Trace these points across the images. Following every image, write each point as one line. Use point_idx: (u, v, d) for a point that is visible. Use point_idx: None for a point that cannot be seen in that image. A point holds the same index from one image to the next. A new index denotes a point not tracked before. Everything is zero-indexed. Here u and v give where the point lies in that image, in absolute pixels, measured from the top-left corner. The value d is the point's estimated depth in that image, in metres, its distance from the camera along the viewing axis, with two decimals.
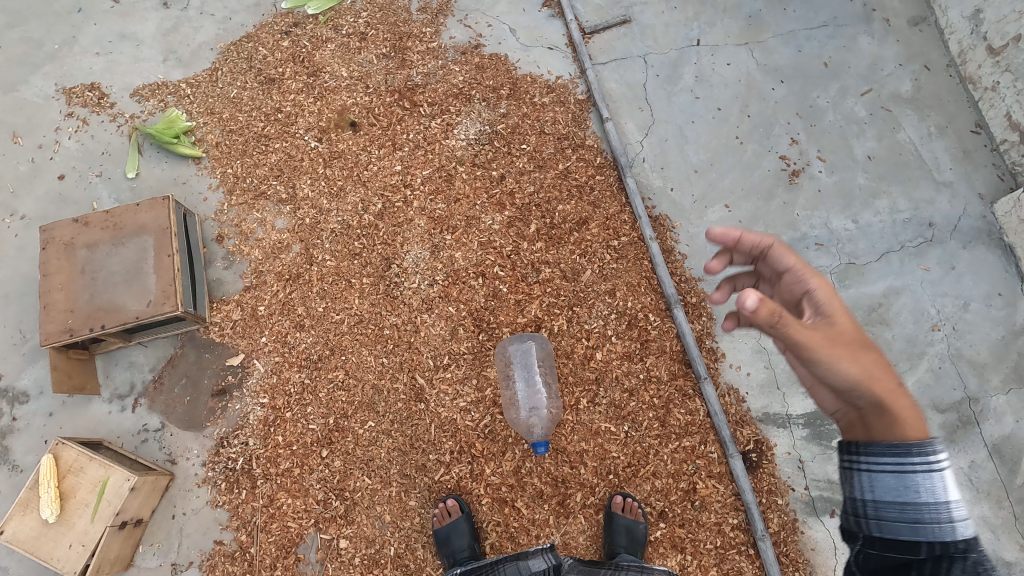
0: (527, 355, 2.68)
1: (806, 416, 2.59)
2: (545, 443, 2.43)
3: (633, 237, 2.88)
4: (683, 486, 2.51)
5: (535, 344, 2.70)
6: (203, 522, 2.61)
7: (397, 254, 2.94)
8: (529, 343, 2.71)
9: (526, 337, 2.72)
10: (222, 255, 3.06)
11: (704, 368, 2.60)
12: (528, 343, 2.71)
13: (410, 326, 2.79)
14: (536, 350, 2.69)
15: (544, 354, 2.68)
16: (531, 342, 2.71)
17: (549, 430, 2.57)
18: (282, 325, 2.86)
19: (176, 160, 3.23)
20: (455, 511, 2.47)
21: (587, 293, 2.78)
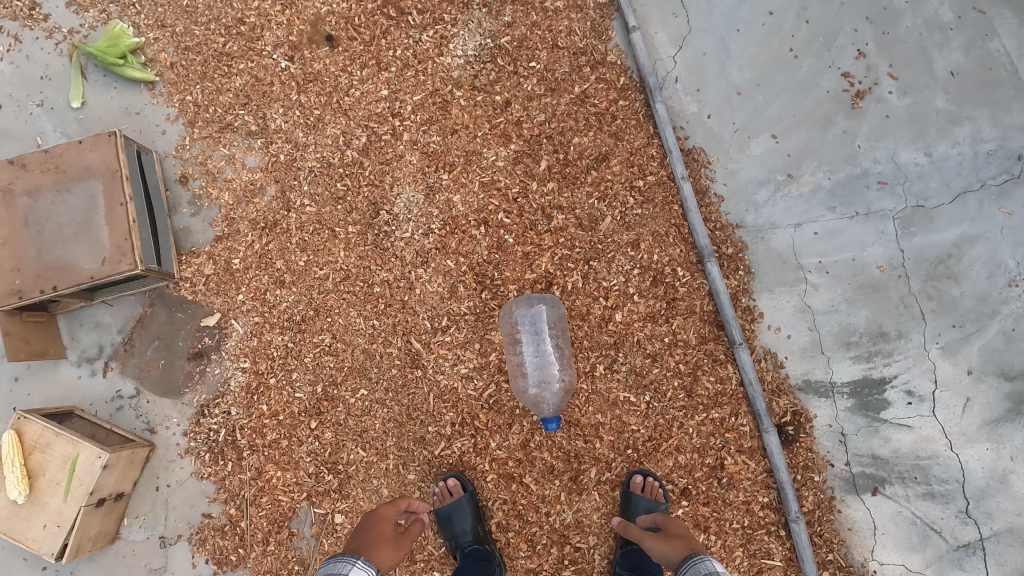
0: (537, 319, 2.36)
1: (852, 384, 2.30)
2: (557, 420, 2.16)
3: (661, 176, 2.45)
4: (709, 463, 2.26)
5: (548, 306, 2.37)
6: (189, 494, 2.44)
7: (387, 198, 2.55)
8: (540, 306, 2.37)
9: (537, 299, 2.38)
10: (188, 198, 2.67)
11: (739, 333, 2.27)
12: (539, 306, 2.37)
13: (404, 283, 2.46)
14: (548, 314, 2.36)
15: (558, 319, 2.36)
16: (543, 304, 2.37)
17: (562, 406, 2.29)
18: (260, 280, 2.53)
19: (127, 85, 2.75)
20: (456, 491, 2.26)
21: (605, 245, 2.40)
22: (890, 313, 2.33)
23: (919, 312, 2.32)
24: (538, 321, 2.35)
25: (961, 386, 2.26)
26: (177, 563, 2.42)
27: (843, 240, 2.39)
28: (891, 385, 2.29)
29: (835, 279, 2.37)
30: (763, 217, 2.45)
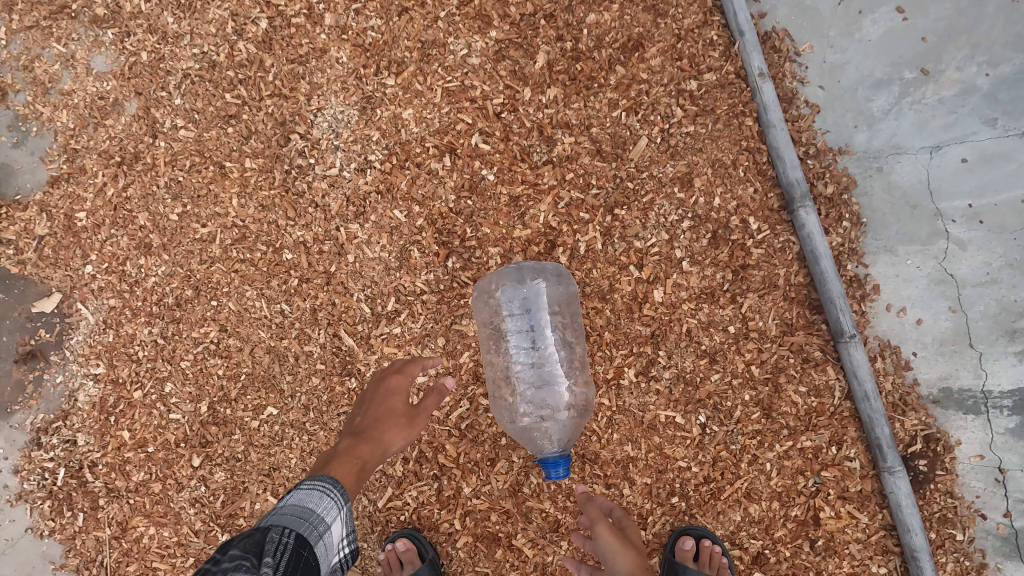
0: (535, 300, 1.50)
1: (1017, 395, 1.50)
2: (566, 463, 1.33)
3: (724, 73, 1.56)
4: (797, 516, 1.48)
5: (551, 281, 1.52)
6: (25, 559, 1.67)
7: (302, 116, 1.67)
8: (540, 278, 1.52)
9: (535, 271, 1.53)
10: (8, 121, 1.78)
11: (849, 321, 1.45)
12: (536, 279, 1.52)
13: (330, 247, 1.61)
14: (553, 292, 1.51)
15: (569, 300, 1.51)
16: (544, 277, 1.52)
17: (574, 437, 1.47)
18: (118, 244, 1.69)
19: None
20: (410, 561, 1.48)
21: (637, 183, 1.55)
22: None
23: None
24: (537, 301, 1.49)
25: None
26: None
27: (1009, 172, 1.53)
28: None
29: (993, 233, 1.53)
30: (881, 138, 1.58)
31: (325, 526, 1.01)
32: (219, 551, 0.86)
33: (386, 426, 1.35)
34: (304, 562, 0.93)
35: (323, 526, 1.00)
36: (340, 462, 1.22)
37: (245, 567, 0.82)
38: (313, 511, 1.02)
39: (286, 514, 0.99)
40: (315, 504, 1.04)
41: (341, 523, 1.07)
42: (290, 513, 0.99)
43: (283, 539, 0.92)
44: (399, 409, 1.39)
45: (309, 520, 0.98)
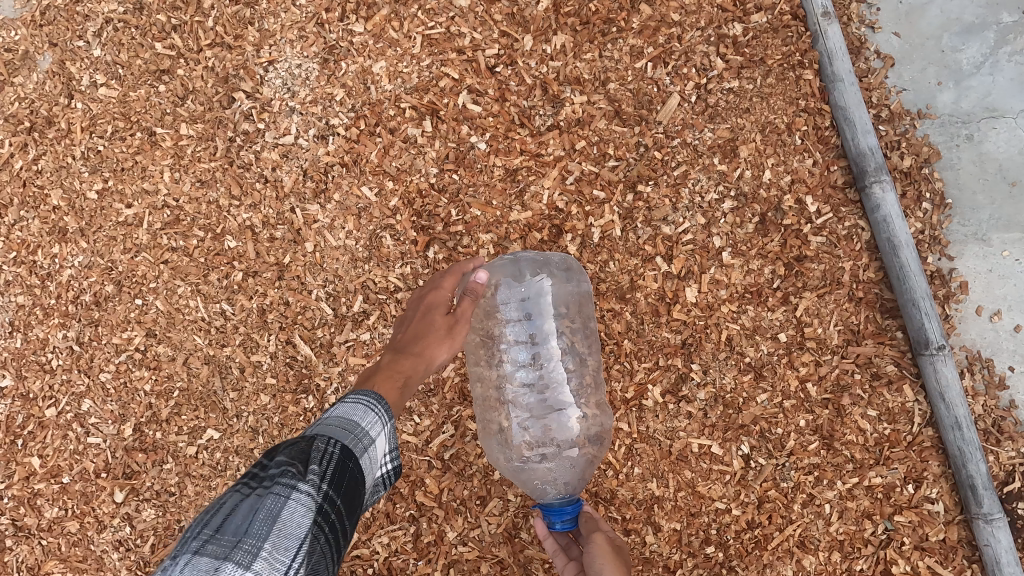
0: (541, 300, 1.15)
1: None
2: (574, 507, 1.01)
3: (775, 14, 1.24)
4: (864, 572, 1.18)
5: (559, 278, 1.19)
6: None
7: (249, 70, 1.35)
8: (544, 271, 1.18)
9: (536, 264, 1.18)
10: None
11: (939, 329, 1.14)
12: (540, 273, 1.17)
13: (284, 232, 1.30)
14: (561, 292, 1.17)
15: (578, 301, 1.20)
16: (550, 272, 1.18)
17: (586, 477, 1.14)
18: (26, 229, 1.38)
19: None
20: None
21: (666, 154, 1.23)
22: None
23: None
24: (543, 301, 1.14)
25: None
26: None
27: None
28: None
29: None
30: (971, 98, 1.26)
31: (376, 439, 0.77)
32: (265, 456, 0.69)
33: (420, 340, 1.02)
34: (354, 477, 0.72)
35: (372, 438, 0.76)
36: (367, 386, 0.94)
37: (288, 475, 0.64)
38: (360, 420, 0.77)
39: (329, 421, 0.75)
40: (366, 409, 0.79)
41: (392, 437, 0.82)
42: (334, 415, 0.76)
43: (330, 449, 0.70)
44: (436, 319, 1.04)
45: (359, 431, 0.74)
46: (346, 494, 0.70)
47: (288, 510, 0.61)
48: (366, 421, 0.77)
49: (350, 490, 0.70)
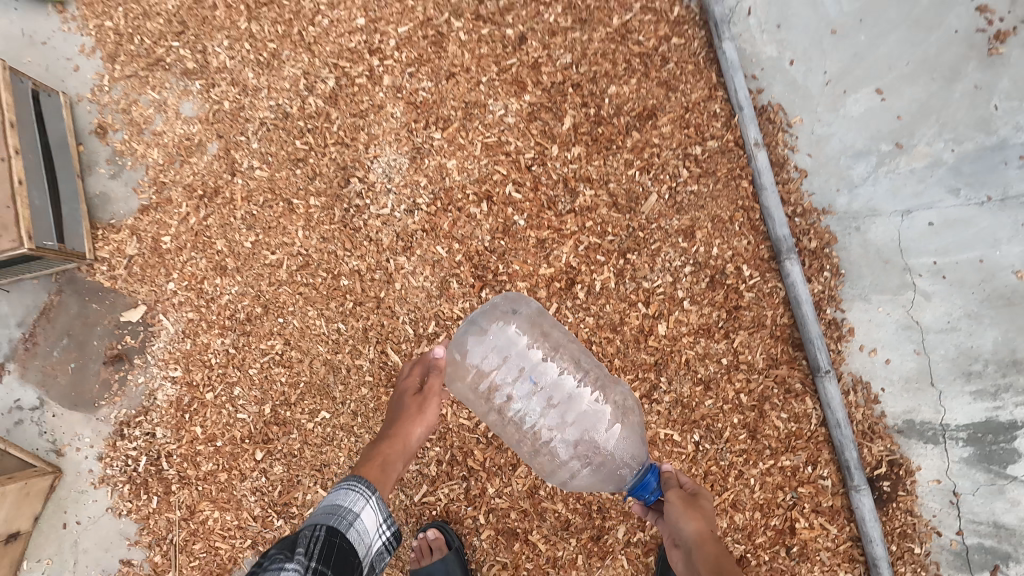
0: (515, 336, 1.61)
1: (972, 429, 1.72)
2: (655, 472, 1.28)
3: (725, 141, 1.82)
4: (776, 525, 1.71)
5: (513, 313, 1.68)
6: (103, 535, 1.92)
7: (360, 162, 1.94)
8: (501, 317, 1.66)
9: (489, 309, 1.70)
10: (108, 155, 2.08)
11: (825, 358, 1.69)
12: (501, 320, 1.64)
13: (380, 275, 1.88)
14: (519, 323, 1.65)
15: (536, 320, 1.72)
16: (504, 313, 1.67)
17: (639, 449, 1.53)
18: (197, 266, 1.96)
19: (30, 6, 2.13)
20: (438, 548, 1.73)
21: (648, 232, 1.80)
22: None
23: None
24: (517, 338, 1.60)
25: None
26: None
27: (969, 235, 1.78)
28: None
29: (955, 286, 1.77)
30: (860, 200, 1.83)
31: (357, 515, 1.15)
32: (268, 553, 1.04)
33: (402, 422, 1.48)
34: (337, 549, 1.07)
35: (353, 516, 1.15)
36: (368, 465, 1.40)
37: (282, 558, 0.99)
38: (343, 505, 1.15)
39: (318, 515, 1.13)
40: (347, 497, 1.18)
41: (380, 510, 1.21)
42: (321, 512, 1.15)
43: (316, 533, 1.07)
44: (410, 400, 1.52)
45: (340, 512, 1.13)
46: (333, 562, 1.04)
47: None
48: (349, 503, 1.17)
49: (341, 554, 1.07)
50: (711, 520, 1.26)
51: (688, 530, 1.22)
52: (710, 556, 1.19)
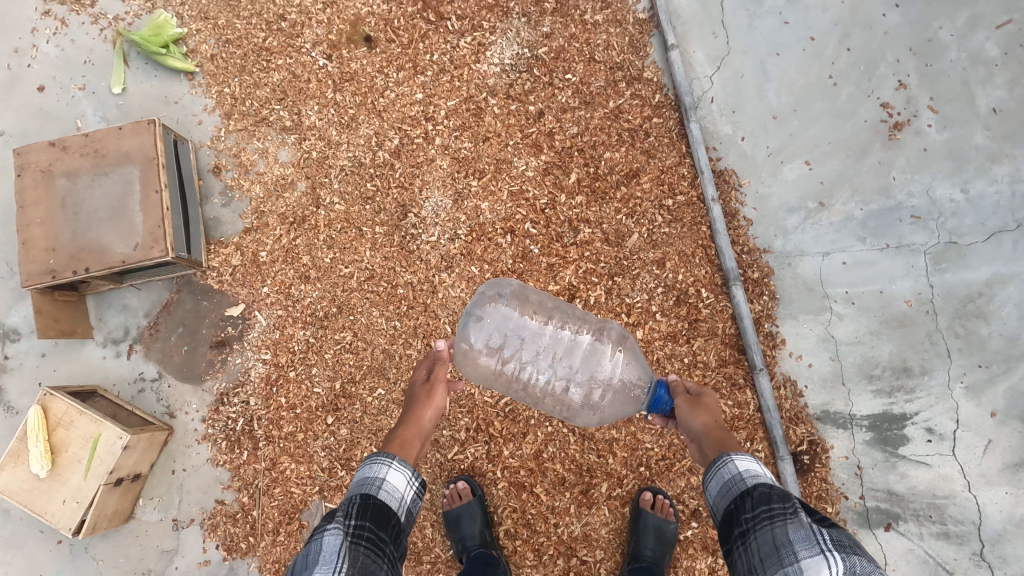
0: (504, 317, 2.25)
1: (872, 418, 2.29)
2: (663, 387, 1.75)
3: (691, 196, 2.44)
4: None
5: (499, 303, 2.32)
6: (203, 480, 2.48)
7: (415, 201, 2.56)
8: (490, 308, 2.30)
9: (481, 305, 2.34)
10: (220, 189, 2.71)
11: (760, 358, 2.27)
12: (491, 310, 2.29)
13: (428, 286, 2.47)
14: (508, 309, 2.29)
15: (517, 294, 2.38)
16: (493, 305, 2.31)
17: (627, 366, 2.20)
18: (286, 275, 2.56)
19: (167, 75, 2.80)
20: (466, 494, 2.27)
21: (631, 261, 2.40)
22: (915, 349, 2.31)
23: (945, 349, 2.30)
24: (507, 316, 2.25)
25: (984, 427, 2.24)
26: (187, 547, 2.45)
27: (873, 272, 2.37)
28: (911, 422, 2.27)
29: (861, 310, 2.35)
30: (792, 243, 2.42)
31: (384, 480, 1.67)
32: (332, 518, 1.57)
33: (417, 409, 2.01)
34: (371, 506, 1.57)
35: (380, 481, 1.66)
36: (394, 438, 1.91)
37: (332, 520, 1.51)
38: (370, 480, 1.65)
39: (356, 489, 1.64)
40: (374, 470, 1.69)
41: (404, 471, 1.74)
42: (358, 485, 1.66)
43: (354, 501, 1.58)
44: (420, 390, 2.07)
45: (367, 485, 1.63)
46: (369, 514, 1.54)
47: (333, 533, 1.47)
48: (376, 474, 1.68)
49: (377, 509, 1.58)
50: (715, 413, 1.71)
51: (695, 423, 1.66)
52: (712, 435, 1.61)
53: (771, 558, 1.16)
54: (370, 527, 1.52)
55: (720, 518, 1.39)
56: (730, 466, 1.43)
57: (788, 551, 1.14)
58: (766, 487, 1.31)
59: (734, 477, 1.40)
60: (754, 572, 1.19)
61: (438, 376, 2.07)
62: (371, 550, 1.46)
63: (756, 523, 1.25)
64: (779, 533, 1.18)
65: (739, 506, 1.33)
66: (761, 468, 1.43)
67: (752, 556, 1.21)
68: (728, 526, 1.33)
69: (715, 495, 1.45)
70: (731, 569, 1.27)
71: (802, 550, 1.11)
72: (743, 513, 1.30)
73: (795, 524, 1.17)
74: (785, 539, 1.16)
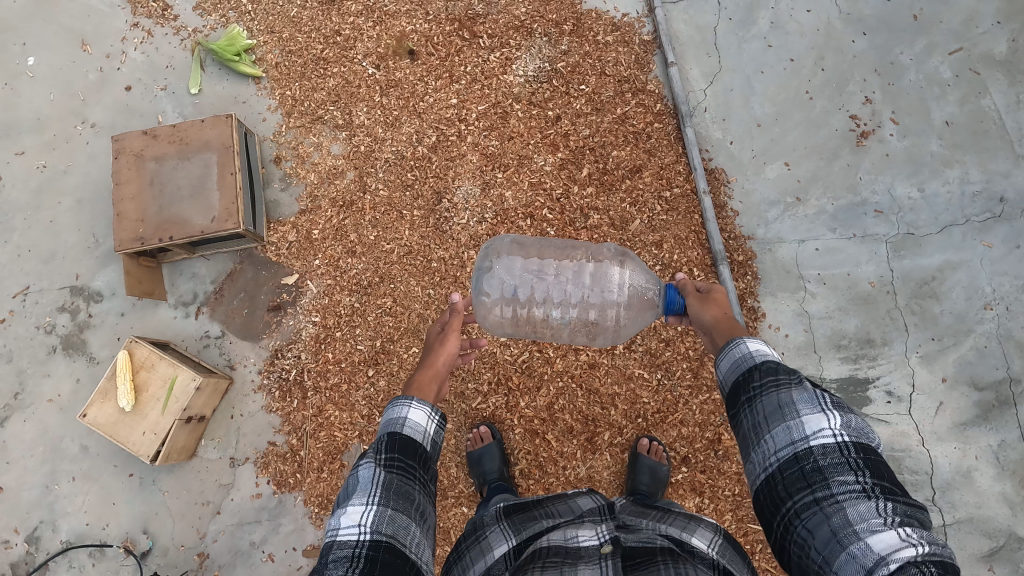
0: (508, 270, 2.56)
1: (840, 381, 2.66)
2: (675, 290, 1.94)
3: (685, 189, 2.85)
4: (709, 436, 2.63)
5: (504, 259, 2.64)
6: (258, 424, 2.88)
7: (449, 189, 2.96)
8: (495, 263, 2.62)
9: (488, 263, 2.66)
10: (279, 176, 3.10)
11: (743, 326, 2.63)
12: (496, 265, 2.61)
13: (458, 261, 2.87)
14: (513, 262, 2.60)
15: (516, 247, 2.75)
16: (499, 262, 2.63)
17: (631, 278, 2.52)
18: (335, 250, 2.95)
19: (237, 78, 3.23)
20: (487, 437, 2.65)
21: (633, 243, 2.80)
22: (877, 323, 2.69)
23: (903, 324, 2.67)
24: (512, 266, 2.56)
25: (936, 391, 2.61)
26: (242, 481, 2.83)
27: (841, 257, 2.76)
28: (874, 385, 2.65)
29: (831, 290, 2.74)
30: (772, 231, 2.82)
31: (406, 416, 1.51)
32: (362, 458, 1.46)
33: (431, 355, 1.90)
34: (401, 441, 1.46)
35: (403, 419, 1.51)
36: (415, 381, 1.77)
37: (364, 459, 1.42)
38: (396, 416, 1.52)
39: (383, 426, 1.51)
40: (394, 408, 1.54)
41: (424, 406, 1.56)
42: (381, 424, 1.53)
43: (382, 439, 1.46)
44: (436, 337, 2.01)
45: (394, 422, 1.50)
46: (400, 448, 1.44)
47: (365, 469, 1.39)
48: (397, 411, 1.53)
49: (406, 444, 1.46)
50: (725, 306, 1.81)
51: (706, 317, 1.78)
52: (722, 325, 1.71)
53: (775, 415, 1.28)
54: (400, 461, 1.42)
55: (726, 390, 1.47)
56: (741, 346, 1.47)
57: (790, 409, 1.26)
58: (774, 361, 1.38)
59: (743, 355, 1.45)
60: (757, 427, 1.31)
61: (453, 326, 1.98)
62: (403, 481, 1.39)
63: (763, 390, 1.35)
64: (783, 395, 1.29)
65: (747, 378, 1.40)
66: (768, 348, 1.49)
67: (757, 415, 1.32)
68: (734, 395, 1.41)
69: (723, 372, 1.50)
70: (733, 427, 1.39)
71: (805, 409, 1.25)
72: (751, 383, 1.37)
73: (800, 389, 1.29)
74: (788, 400, 1.28)
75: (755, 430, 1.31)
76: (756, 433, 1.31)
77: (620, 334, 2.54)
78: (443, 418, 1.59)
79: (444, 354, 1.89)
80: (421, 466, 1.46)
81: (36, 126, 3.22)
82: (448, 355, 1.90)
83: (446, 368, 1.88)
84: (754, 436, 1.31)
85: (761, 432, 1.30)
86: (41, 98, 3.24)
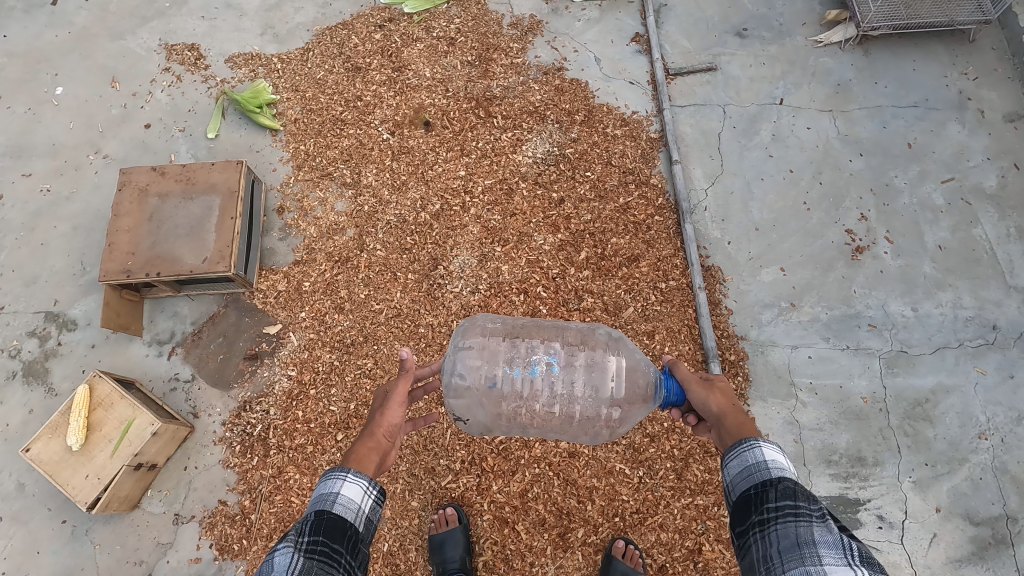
0: (490, 354, 2.30)
1: (829, 498, 2.54)
2: (670, 377, 1.82)
3: (681, 282, 2.86)
4: (689, 545, 2.46)
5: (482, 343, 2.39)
6: (212, 479, 2.69)
7: (446, 257, 2.95)
8: (475, 345, 2.36)
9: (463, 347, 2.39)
10: (279, 226, 3.10)
11: None
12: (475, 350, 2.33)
13: (445, 329, 2.80)
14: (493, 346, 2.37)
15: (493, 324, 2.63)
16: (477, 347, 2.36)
17: (628, 360, 2.30)
18: (323, 304, 2.90)
19: (255, 129, 3.31)
20: (453, 520, 2.47)
21: (625, 330, 2.76)
22: (869, 442, 2.60)
23: (896, 445, 2.58)
24: (493, 349, 2.33)
25: (929, 521, 2.48)
26: (182, 542, 2.62)
27: (834, 368, 2.72)
28: (865, 508, 2.52)
29: (823, 401, 2.67)
30: (765, 334, 2.79)
31: (339, 492, 1.41)
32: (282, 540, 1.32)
33: (371, 422, 1.73)
34: (329, 520, 1.35)
35: (334, 495, 1.41)
36: (354, 456, 1.58)
37: (284, 541, 1.29)
38: (329, 489, 1.42)
39: (312, 503, 1.40)
40: (327, 481, 1.43)
41: (360, 480, 1.46)
42: (311, 501, 1.42)
43: (309, 517, 1.35)
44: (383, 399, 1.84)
45: (325, 497, 1.40)
46: (326, 529, 1.33)
47: (282, 554, 1.26)
48: (329, 485, 1.42)
49: (334, 525, 1.35)
50: (732, 393, 1.71)
51: (712, 407, 1.66)
52: (730, 417, 1.61)
53: (792, 553, 1.17)
54: (323, 545, 1.29)
55: (734, 499, 1.39)
56: (755, 451, 1.40)
57: (811, 552, 1.15)
58: (792, 482, 1.30)
59: (758, 464, 1.38)
60: (769, 560, 1.21)
61: (397, 392, 1.79)
62: (325, 568, 1.26)
63: (779, 517, 1.25)
64: (803, 532, 1.18)
65: (760, 494, 1.32)
66: (783, 457, 1.41)
67: (770, 545, 1.22)
68: (745, 509, 1.33)
69: (733, 476, 1.43)
70: (741, 551, 1.29)
71: (828, 557, 1.13)
72: (766, 503, 1.29)
73: (823, 528, 1.18)
74: (809, 540, 1.17)
75: (765, 562, 1.21)
76: (766, 566, 1.21)
77: (619, 428, 2.31)
78: (381, 493, 1.49)
79: (385, 424, 1.72)
80: (348, 550, 1.34)
81: (48, 151, 3.26)
82: (390, 423, 1.73)
83: (388, 437, 1.71)
84: (764, 568, 1.21)
85: (776, 569, 1.19)
86: (61, 127, 3.31)
